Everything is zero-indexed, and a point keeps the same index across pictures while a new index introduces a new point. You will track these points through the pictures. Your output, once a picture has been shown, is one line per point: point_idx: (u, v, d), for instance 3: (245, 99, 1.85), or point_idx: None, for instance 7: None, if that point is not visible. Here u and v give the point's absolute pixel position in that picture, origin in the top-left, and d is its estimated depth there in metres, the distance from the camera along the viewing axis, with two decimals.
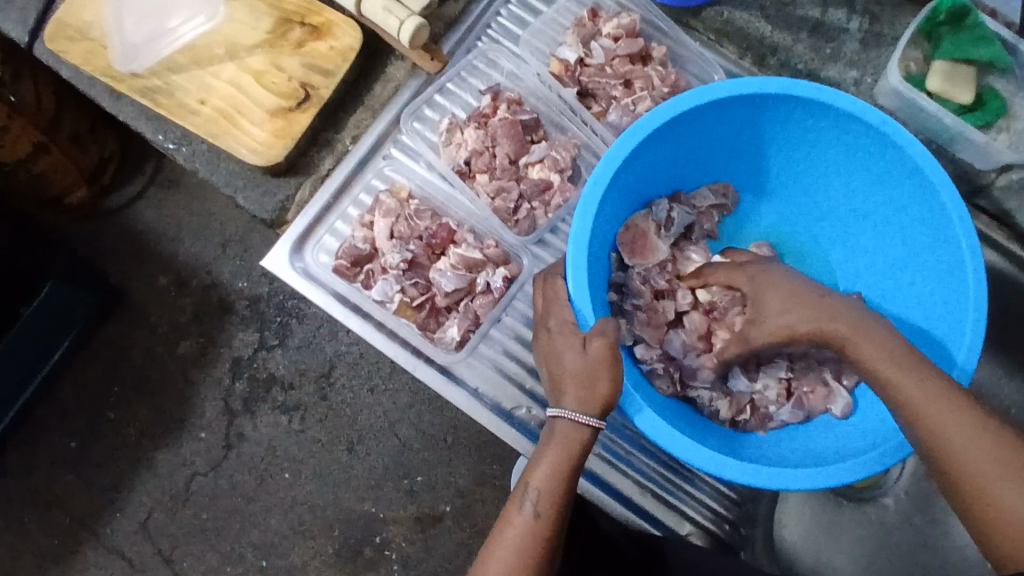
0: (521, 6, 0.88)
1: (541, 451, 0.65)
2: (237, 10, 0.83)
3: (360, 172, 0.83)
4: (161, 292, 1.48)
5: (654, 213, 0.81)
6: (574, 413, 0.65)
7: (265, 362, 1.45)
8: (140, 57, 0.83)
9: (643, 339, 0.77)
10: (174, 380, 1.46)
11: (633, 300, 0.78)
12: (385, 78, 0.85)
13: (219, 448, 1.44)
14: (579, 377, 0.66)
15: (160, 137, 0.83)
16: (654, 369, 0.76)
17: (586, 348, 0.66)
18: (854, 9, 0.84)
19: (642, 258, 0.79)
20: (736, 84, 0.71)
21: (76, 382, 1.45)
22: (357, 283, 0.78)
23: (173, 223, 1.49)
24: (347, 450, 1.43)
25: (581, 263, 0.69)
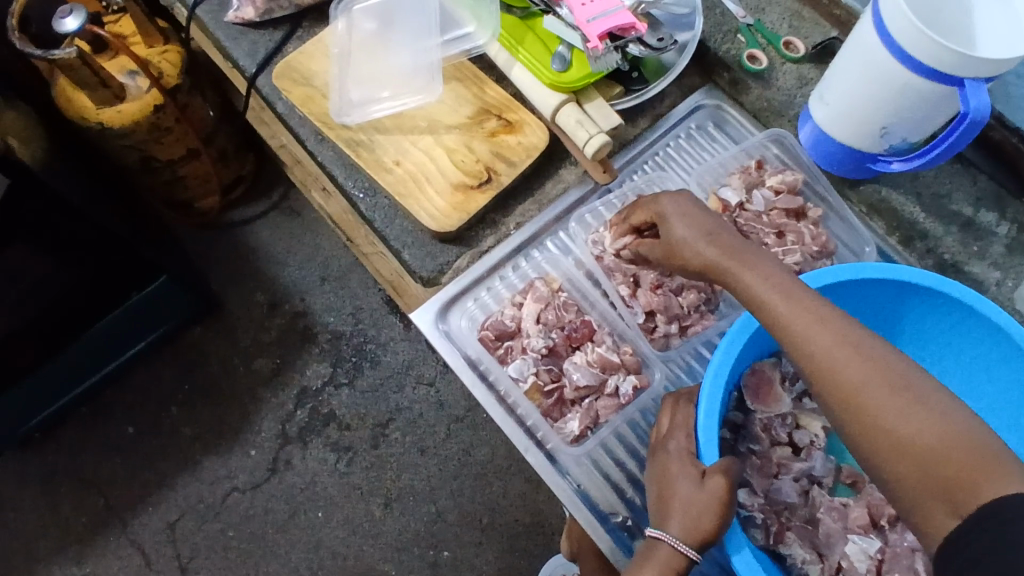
0: (688, 143, 0.97)
1: (639, 566, 0.68)
2: (446, 94, 0.94)
3: (515, 256, 0.90)
4: (255, 308, 1.56)
5: (781, 364, 0.84)
6: (675, 539, 0.68)
7: (330, 399, 1.51)
8: (351, 113, 0.93)
9: (750, 484, 0.80)
10: (241, 393, 1.51)
11: (749, 444, 0.83)
12: (557, 178, 0.94)
13: (264, 469, 1.46)
14: (691, 507, 0.68)
15: (349, 184, 0.93)
16: (753, 517, 0.79)
17: (703, 482, 0.69)
18: (1005, 215, 0.89)
19: (764, 406, 0.82)
20: (887, 269, 0.76)
21: (153, 372, 1.52)
22: (494, 355, 0.83)
23: (284, 247, 1.60)
24: (382, 505, 1.44)
25: (716, 398, 0.72)
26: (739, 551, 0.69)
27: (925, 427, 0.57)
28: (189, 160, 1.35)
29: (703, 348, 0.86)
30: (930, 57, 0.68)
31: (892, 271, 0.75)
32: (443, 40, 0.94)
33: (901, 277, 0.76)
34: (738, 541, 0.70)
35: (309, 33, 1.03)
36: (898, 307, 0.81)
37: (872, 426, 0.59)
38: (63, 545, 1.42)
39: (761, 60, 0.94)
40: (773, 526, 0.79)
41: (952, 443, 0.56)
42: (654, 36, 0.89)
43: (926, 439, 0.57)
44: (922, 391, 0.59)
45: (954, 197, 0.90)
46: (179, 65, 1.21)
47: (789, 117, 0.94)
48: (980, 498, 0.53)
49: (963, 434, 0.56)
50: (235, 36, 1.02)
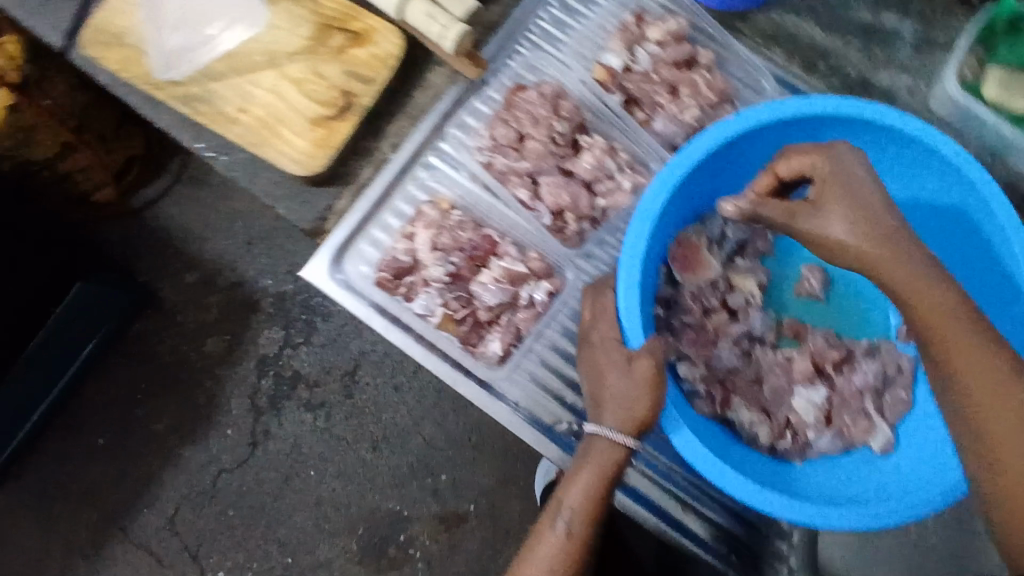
0: (561, 7, 0.83)
1: (577, 469, 0.65)
2: (278, 16, 0.82)
3: (400, 181, 0.81)
4: (190, 290, 1.45)
5: (707, 228, 0.79)
6: (612, 433, 0.65)
7: (290, 360, 1.44)
8: (180, 65, 0.82)
9: (687, 357, 0.76)
10: (201, 378, 1.43)
11: (682, 316, 0.78)
12: (424, 85, 0.84)
13: (244, 444, 1.42)
14: (623, 397, 0.65)
15: (200, 145, 0.83)
16: (696, 391, 0.75)
17: (631, 368, 0.65)
18: (908, 12, 0.80)
19: (692, 274, 0.78)
20: (797, 105, 0.68)
21: (100, 377, 1.43)
22: (397, 295, 0.77)
23: (201, 222, 1.46)
24: (371, 448, 1.42)
25: (635, 276, 0.67)
26: (675, 429, 0.66)
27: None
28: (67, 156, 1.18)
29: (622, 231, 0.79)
30: None
31: (809, 105, 0.68)
32: None
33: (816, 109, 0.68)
34: (674, 418, 0.67)
35: None
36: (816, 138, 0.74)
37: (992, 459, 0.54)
38: (69, 563, 1.40)
39: None
40: (718, 397, 0.75)
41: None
42: None
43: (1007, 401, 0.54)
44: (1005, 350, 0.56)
45: (852, 3, 0.81)
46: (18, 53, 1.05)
47: None
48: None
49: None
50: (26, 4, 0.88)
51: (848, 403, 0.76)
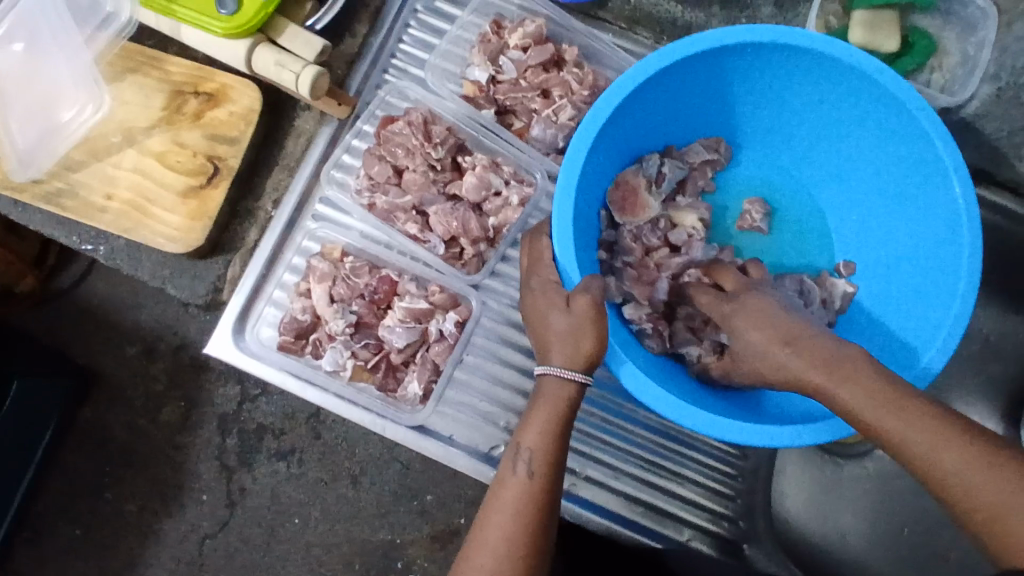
0: (424, 29, 0.84)
1: (528, 411, 0.60)
2: (126, 92, 0.79)
3: (290, 236, 0.79)
4: (133, 362, 1.18)
5: (644, 168, 0.72)
6: (559, 368, 0.59)
7: (252, 413, 1.15)
8: (36, 159, 0.78)
9: (633, 297, 0.70)
10: (164, 450, 1.17)
11: (624, 258, 0.72)
12: (296, 132, 0.81)
13: (223, 506, 1.16)
14: (565, 335, 0.59)
15: (76, 240, 0.79)
16: (644, 329, 0.68)
17: (570, 307, 0.60)
18: None
19: (631, 216, 0.71)
20: (725, 32, 0.63)
21: (60, 475, 1.17)
22: (306, 354, 0.75)
23: (131, 288, 1.18)
24: (351, 483, 1.15)
25: (566, 221, 0.62)
26: (621, 366, 0.62)
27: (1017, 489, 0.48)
28: None
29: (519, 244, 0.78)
30: None
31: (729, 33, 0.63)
32: (90, 31, 0.77)
33: (739, 39, 0.64)
34: (620, 355, 0.62)
35: None
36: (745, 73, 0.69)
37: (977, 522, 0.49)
38: None
39: None
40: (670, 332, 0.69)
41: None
42: None
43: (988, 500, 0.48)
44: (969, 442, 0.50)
45: None
46: None
47: None
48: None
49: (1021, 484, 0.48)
50: None
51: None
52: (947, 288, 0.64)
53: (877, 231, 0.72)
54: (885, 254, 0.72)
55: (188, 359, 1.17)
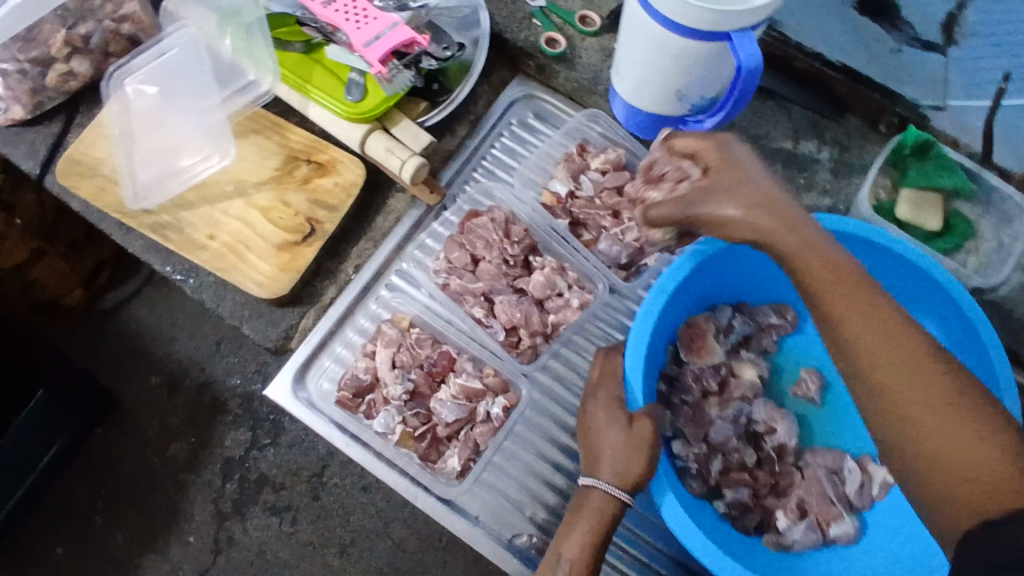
0: (513, 140, 0.94)
1: (572, 519, 0.65)
2: (247, 149, 0.88)
3: (362, 300, 0.86)
4: (154, 392, 1.37)
5: (716, 316, 0.79)
6: (608, 484, 0.64)
7: (257, 462, 1.32)
8: (150, 194, 0.86)
9: (683, 434, 0.75)
10: (164, 485, 1.32)
11: (682, 394, 0.77)
12: (386, 210, 0.89)
13: (207, 552, 1.29)
14: (620, 451, 0.65)
15: (168, 270, 0.86)
16: (688, 467, 0.73)
17: (630, 426, 0.65)
18: (824, 141, 0.90)
19: (697, 356, 0.77)
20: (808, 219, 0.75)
21: (63, 489, 1.32)
22: (358, 413, 0.79)
23: (169, 321, 1.40)
24: (338, 553, 1.27)
25: (643, 346, 0.68)
26: (663, 497, 0.64)
27: (965, 435, 0.51)
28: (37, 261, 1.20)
29: (573, 344, 0.84)
30: (679, 14, 0.66)
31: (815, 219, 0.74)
32: (227, 93, 0.88)
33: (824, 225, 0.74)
34: (664, 484, 0.65)
35: (90, 116, 0.94)
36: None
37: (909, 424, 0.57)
38: None
39: (560, 41, 0.92)
40: (710, 474, 0.73)
41: (996, 457, 0.50)
42: (439, 47, 0.87)
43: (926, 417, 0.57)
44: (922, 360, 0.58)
45: (772, 135, 0.90)
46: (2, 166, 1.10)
47: (600, 92, 0.91)
48: (1001, 509, 0.48)
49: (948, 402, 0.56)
50: (10, 140, 0.92)
51: (813, 486, 0.73)
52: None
53: None
54: None
55: (208, 398, 1.36)
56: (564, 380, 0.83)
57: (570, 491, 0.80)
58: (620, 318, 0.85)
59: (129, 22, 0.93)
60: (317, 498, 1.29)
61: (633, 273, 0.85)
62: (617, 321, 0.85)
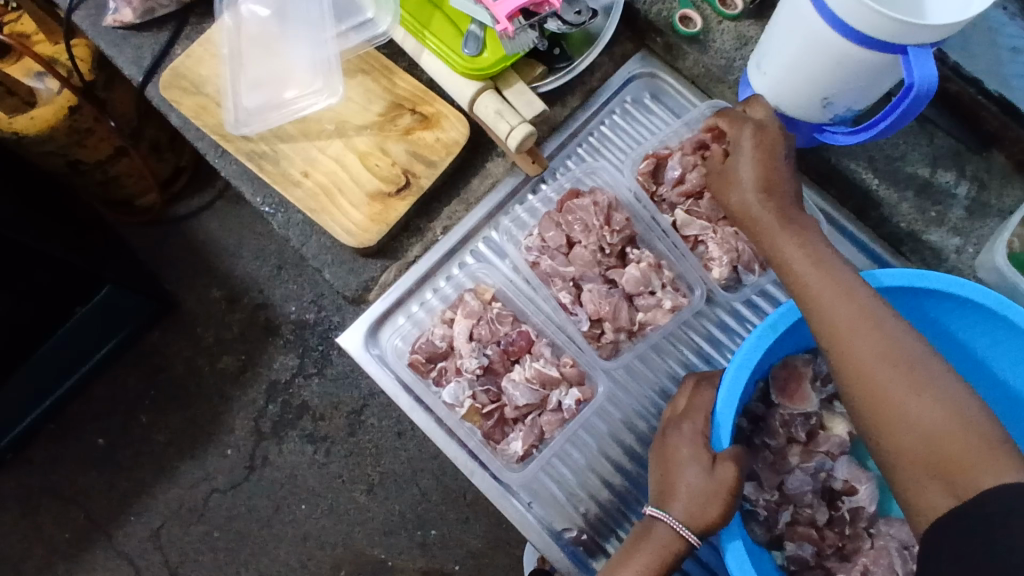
0: (626, 120, 0.89)
1: (632, 550, 0.63)
2: (352, 90, 0.85)
3: (446, 263, 0.83)
4: (212, 305, 1.38)
5: (816, 362, 0.73)
6: (676, 522, 0.62)
7: (300, 390, 1.34)
8: (251, 123, 0.83)
9: (758, 478, 0.72)
10: (209, 396, 1.35)
11: (765, 437, 0.73)
12: (484, 174, 0.86)
13: (242, 468, 1.32)
14: (697, 494, 0.62)
15: (258, 201, 0.85)
16: (756, 513, 0.72)
17: (712, 469, 0.63)
18: (964, 173, 0.83)
19: (788, 402, 0.72)
20: (925, 277, 0.69)
21: (112, 382, 1.35)
22: (428, 378, 0.78)
23: (236, 237, 1.40)
24: (365, 491, 1.31)
25: (738, 386, 0.65)
26: (731, 543, 0.61)
27: (932, 409, 0.56)
28: (118, 159, 1.20)
29: (656, 346, 0.80)
30: (854, 18, 0.59)
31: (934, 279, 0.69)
32: (343, 29, 0.84)
33: (941, 284, 0.69)
34: (735, 531, 0.62)
35: (199, 31, 0.92)
36: (939, 317, 0.73)
37: (902, 419, 0.57)
38: (51, 565, 1.29)
39: (696, 21, 0.85)
40: (777, 524, 0.71)
41: (963, 431, 0.55)
42: (571, 11, 0.79)
43: (927, 417, 0.57)
44: (922, 362, 0.58)
45: (908, 157, 0.83)
46: (92, 59, 1.09)
47: (730, 82, 0.85)
48: (975, 485, 0.53)
49: (960, 411, 0.56)
50: (118, 43, 0.91)
51: (881, 557, 0.70)
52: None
53: None
54: None
55: (264, 319, 1.37)
56: (640, 381, 0.80)
57: (628, 495, 0.77)
58: (710, 328, 0.81)
59: None
60: (354, 436, 1.32)
61: (734, 283, 0.79)
62: (704, 330, 0.81)
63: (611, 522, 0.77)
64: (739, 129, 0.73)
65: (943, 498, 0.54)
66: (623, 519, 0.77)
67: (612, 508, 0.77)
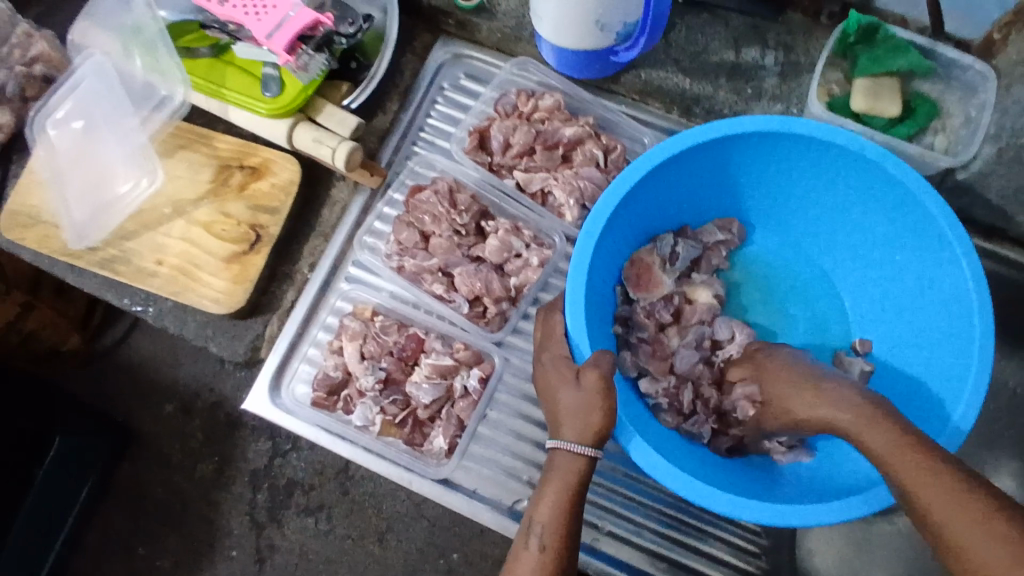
0: (450, 105, 0.91)
1: (541, 487, 0.61)
2: (176, 167, 0.86)
3: (324, 298, 0.84)
4: (170, 420, 1.36)
5: (658, 247, 0.77)
6: (569, 442, 0.61)
7: (282, 469, 1.33)
8: (91, 232, 0.84)
9: (648, 372, 0.74)
10: (197, 507, 1.33)
11: (637, 333, 0.76)
12: (331, 202, 0.87)
13: (252, 563, 1.30)
14: (577, 409, 0.61)
15: (126, 302, 0.84)
16: (660, 404, 0.73)
17: (579, 381, 0.63)
18: (767, 45, 0.86)
19: (646, 292, 0.76)
20: (717, 128, 0.68)
21: (105, 527, 1.33)
22: (337, 410, 0.79)
23: (172, 350, 1.39)
24: (378, 541, 1.30)
25: (580, 297, 0.66)
26: (631, 442, 0.63)
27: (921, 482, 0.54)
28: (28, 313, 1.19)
29: (542, 303, 0.82)
30: None
31: (726, 127, 0.68)
32: (146, 113, 0.85)
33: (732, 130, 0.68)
34: (630, 432, 0.64)
35: (22, 166, 0.92)
36: (752, 154, 0.73)
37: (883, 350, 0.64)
38: None
39: None
40: (683, 404, 0.73)
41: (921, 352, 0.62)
42: (344, 23, 0.81)
43: None
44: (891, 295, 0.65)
45: (712, 48, 0.86)
46: None
47: (527, 38, 0.88)
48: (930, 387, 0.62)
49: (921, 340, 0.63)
50: None
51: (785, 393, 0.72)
52: (962, 379, 0.65)
53: (885, 299, 0.76)
54: (883, 326, 0.77)
55: (223, 414, 1.35)
56: None
57: None
58: None
59: (40, 62, 0.90)
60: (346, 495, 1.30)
61: None
62: None
63: None
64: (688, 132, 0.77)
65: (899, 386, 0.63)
66: None
67: None
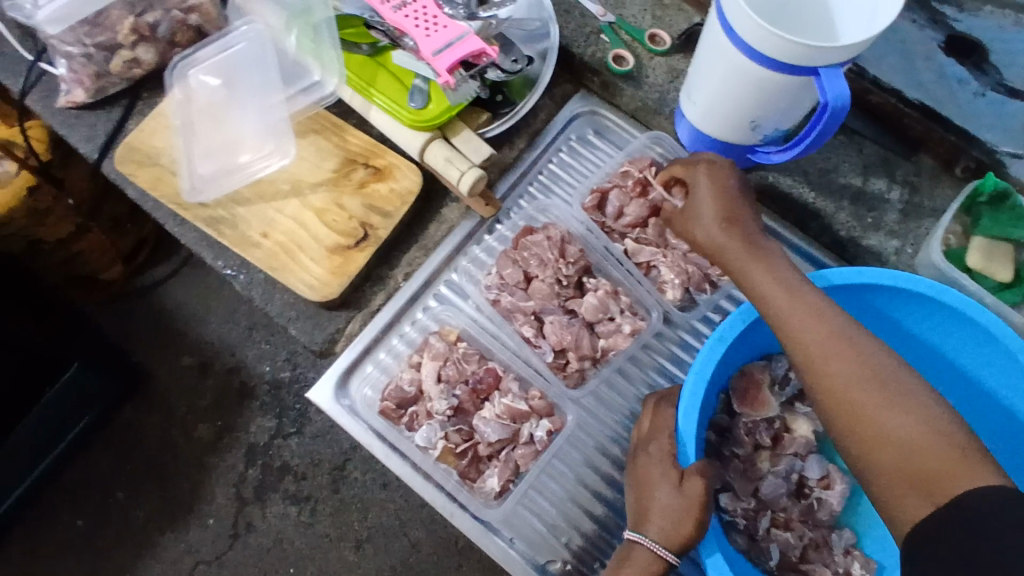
0: (572, 156, 0.93)
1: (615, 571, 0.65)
2: (305, 150, 0.88)
3: (409, 310, 0.85)
4: (184, 372, 1.36)
5: (772, 367, 0.80)
6: (654, 543, 0.64)
7: (280, 451, 1.32)
8: (206, 188, 0.84)
9: (732, 488, 0.76)
10: (186, 465, 1.32)
11: (733, 447, 0.78)
12: (440, 220, 0.88)
13: (226, 536, 1.29)
14: (671, 512, 0.65)
15: (220, 264, 0.85)
16: (735, 522, 0.75)
17: (682, 486, 0.66)
18: (894, 179, 0.87)
19: (750, 409, 0.77)
20: (864, 273, 0.72)
21: (89, 459, 1.32)
22: (401, 424, 0.79)
23: (203, 305, 1.40)
24: (354, 548, 1.28)
25: (697, 397, 0.68)
26: (711, 558, 0.65)
27: (912, 425, 0.57)
28: (81, 235, 1.19)
29: (621, 371, 0.82)
30: (765, 45, 0.63)
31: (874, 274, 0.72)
32: (291, 92, 0.87)
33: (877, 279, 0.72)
34: (713, 545, 0.66)
35: (150, 104, 0.94)
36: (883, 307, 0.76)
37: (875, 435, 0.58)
38: None
39: (628, 59, 0.90)
40: (757, 531, 0.75)
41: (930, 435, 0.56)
42: (508, 59, 0.86)
43: (906, 430, 0.57)
44: (903, 383, 0.59)
45: (841, 169, 0.88)
46: (48, 139, 1.11)
47: (666, 113, 0.90)
48: (953, 491, 0.54)
49: (942, 427, 0.57)
50: (71, 123, 0.92)
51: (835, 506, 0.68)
52: None
53: None
54: None
55: (238, 382, 1.36)
56: (611, 407, 0.82)
57: (609, 522, 0.78)
58: (671, 348, 0.84)
59: (196, 13, 0.92)
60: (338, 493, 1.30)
61: (689, 302, 0.83)
62: (667, 351, 0.84)
63: (595, 550, 0.77)
64: (695, 169, 0.77)
65: (923, 507, 0.55)
66: (607, 545, 0.78)
67: (595, 538, 0.78)
